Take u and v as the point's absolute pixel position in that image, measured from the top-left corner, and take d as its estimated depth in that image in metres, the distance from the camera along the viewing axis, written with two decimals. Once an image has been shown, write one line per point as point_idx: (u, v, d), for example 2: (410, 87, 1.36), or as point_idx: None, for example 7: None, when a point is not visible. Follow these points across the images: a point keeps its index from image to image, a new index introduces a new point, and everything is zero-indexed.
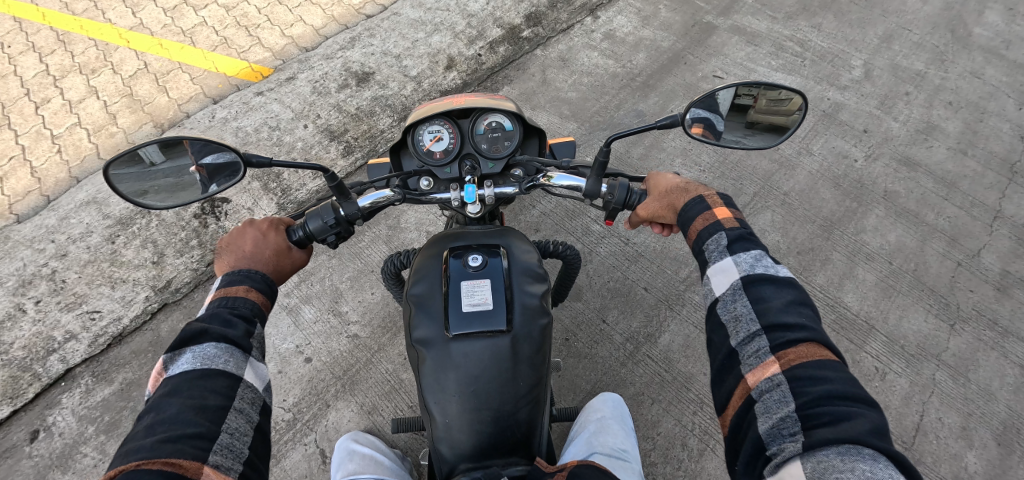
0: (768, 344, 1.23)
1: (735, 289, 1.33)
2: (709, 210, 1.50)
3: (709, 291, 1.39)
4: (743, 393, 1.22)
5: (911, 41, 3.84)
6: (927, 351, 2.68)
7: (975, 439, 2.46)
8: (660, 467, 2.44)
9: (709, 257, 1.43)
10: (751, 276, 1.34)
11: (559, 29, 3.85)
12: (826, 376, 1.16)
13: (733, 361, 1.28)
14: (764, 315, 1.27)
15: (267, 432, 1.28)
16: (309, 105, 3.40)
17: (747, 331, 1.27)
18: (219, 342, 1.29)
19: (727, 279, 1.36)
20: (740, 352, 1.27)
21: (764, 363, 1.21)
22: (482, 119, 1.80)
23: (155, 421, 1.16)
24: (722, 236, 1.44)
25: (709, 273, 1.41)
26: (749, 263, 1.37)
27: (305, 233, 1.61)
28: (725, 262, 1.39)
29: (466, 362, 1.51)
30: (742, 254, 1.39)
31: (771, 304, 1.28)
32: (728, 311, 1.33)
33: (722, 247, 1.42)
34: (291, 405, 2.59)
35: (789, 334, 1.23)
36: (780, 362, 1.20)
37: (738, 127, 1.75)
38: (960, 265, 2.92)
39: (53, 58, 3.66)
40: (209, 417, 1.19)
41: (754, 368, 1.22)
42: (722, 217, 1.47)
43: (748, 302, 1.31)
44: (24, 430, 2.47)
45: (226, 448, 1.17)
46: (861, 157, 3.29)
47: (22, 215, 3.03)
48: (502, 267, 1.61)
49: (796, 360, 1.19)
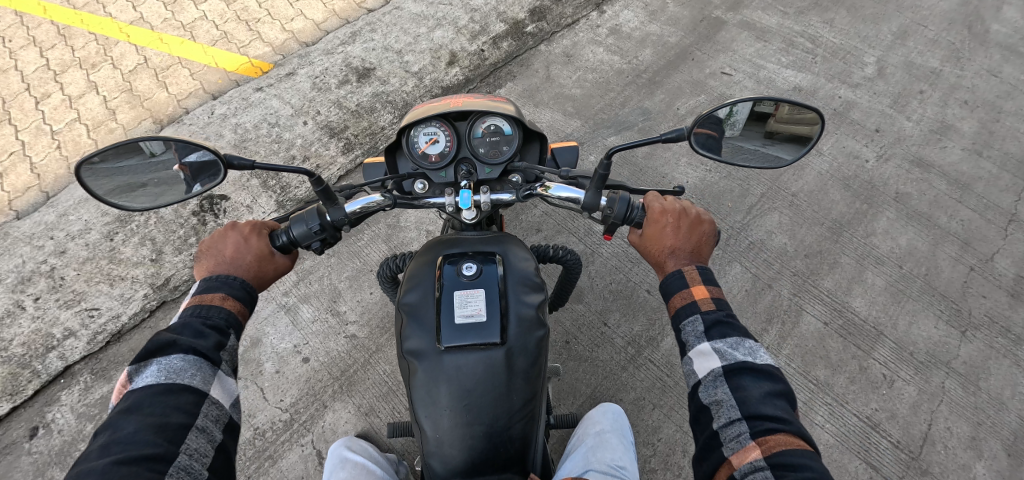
0: (748, 429, 1.24)
1: (715, 375, 1.32)
2: (688, 288, 1.46)
3: (690, 372, 1.38)
4: (724, 473, 1.23)
5: (926, 37, 3.74)
6: (937, 359, 2.61)
7: (985, 449, 2.40)
8: (661, 473, 2.39)
9: (688, 339, 1.41)
10: (732, 364, 1.32)
11: (564, 23, 3.78)
12: (806, 465, 1.16)
13: (714, 442, 1.28)
14: (744, 404, 1.27)
15: (231, 452, 1.28)
16: (309, 101, 3.36)
17: (728, 417, 1.27)
18: (187, 354, 1.28)
19: (707, 364, 1.35)
20: (721, 435, 1.27)
21: (745, 448, 1.22)
22: (480, 122, 1.75)
23: (110, 440, 1.14)
24: (699, 319, 1.41)
25: (689, 355, 1.40)
26: (730, 350, 1.35)
27: (288, 239, 1.56)
28: (705, 347, 1.37)
29: (458, 375, 1.47)
30: (721, 341, 1.37)
31: (749, 393, 1.28)
32: (708, 395, 1.32)
33: (700, 330, 1.40)
34: (288, 406, 2.56)
35: (768, 423, 1.23)
36: (761, 449, 1.20)
37: (757, 137, 1.68)
38: (973, 269, 2.84)
39: (53, 53, 3.63)
40: (168, 436, 1.18)
41: (736, 453, 1.23)
42: (699, 298, 1.44)
43: (729, 388, 1.30)
44: (23, 427, 2.46)
45: (183, 470, 1.16)
46: (872, 158, 3.20)
47: (22, 212, 3.01)
48: (498, 274, 1.57)
49: (776, 447, 1.19)
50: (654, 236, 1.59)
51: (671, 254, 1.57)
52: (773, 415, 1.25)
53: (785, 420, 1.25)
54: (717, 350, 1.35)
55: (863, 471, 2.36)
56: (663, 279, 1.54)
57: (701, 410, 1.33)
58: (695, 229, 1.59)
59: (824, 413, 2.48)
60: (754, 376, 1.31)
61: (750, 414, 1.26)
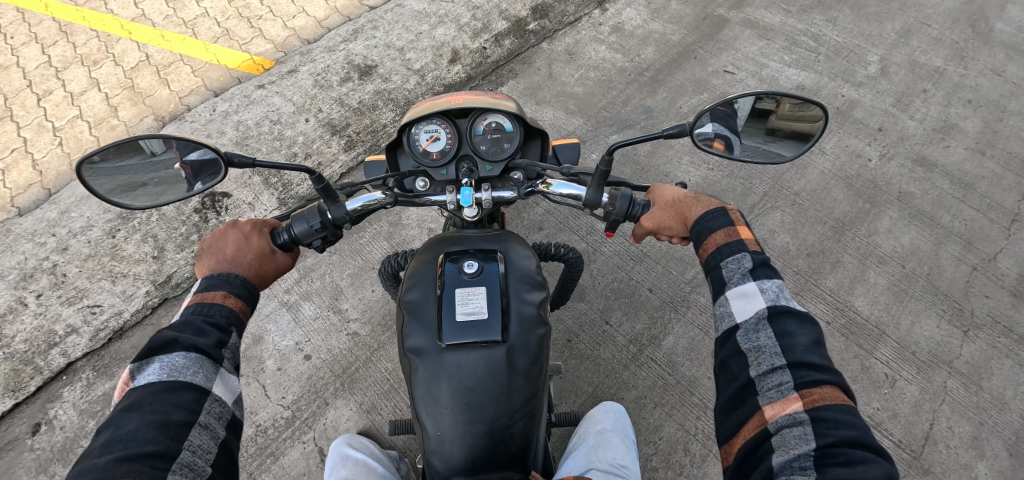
0: (792, 379, 1.20)
1: (759, 318, 1.29)
2: (732, 225, 1.46)
3: (728, 313, 1.35)
4: (757, 423, 1.20)
5: (930, 36, 3.72)
6: (940, 358, 2.61)
7: (987, 449, 2.40)
8: (662, 471, 2.40)
9: (729, 277, 1.38)
10: (776, 307, 1.30)
11: (566, 21, 3.77)
12: (849, 421, 1.14)
13: (749, 390, 1.24)
14: (789, 350, 1.24)
15: (233, 448, 1.27)
16: (311, 98, 3.36)
17: (770, 363, 1.24)
18: (189, 352, 1.28)
19: (750, 305, 1.32)
20: (759, 383, 1.23)
21: (786, 398, 1.19)
22: (481, 118, 1.74)
23: (112, 438, 1.14)
24: (746, 256, 1.39)
25: (729, 294, 1.37)
26: (774, 293, 1.33)
27: (290, 237, 1.57)
28: (749, 287, 1.34)
29: (459, 373, 1.47)
30: (767, 282, 1.35)
31: (795, 340, 1.25)
32: (749, 339, 1.29)
33: (745, 268, 1.38)
34: (289, 403, 2.56)
35: (813, 375, 1.20)
36: (804, 400, 1.17)
37: (757, 133, 1.68)
38: (976, 269, 2.84)
39: (55, 49, 3.63)
40: (170, 433, 1.17)
41: (774, 402, 1.20)
42: (744, 237, 1.44)
43: (771, 333, 1.27)
44: (26, 423, 2.47)
45: (187, 467, 1.16)
46: (874, 157, 3.20)
47: (24, 209, 3.01)
48: (499, 272, 1.57)
49: (820, 401, 1.16)
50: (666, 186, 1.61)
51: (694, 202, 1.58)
52: (817, 365, 1.22)
53: (829, 371, 1.21)
54: (759, 290, 1.33)
55: None
56: (699, 217, 1.51)
57: (738, 354, 1.30)
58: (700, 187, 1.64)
59: None
60: (797, 321, 1.28)
61: (794, 363, 1.22)
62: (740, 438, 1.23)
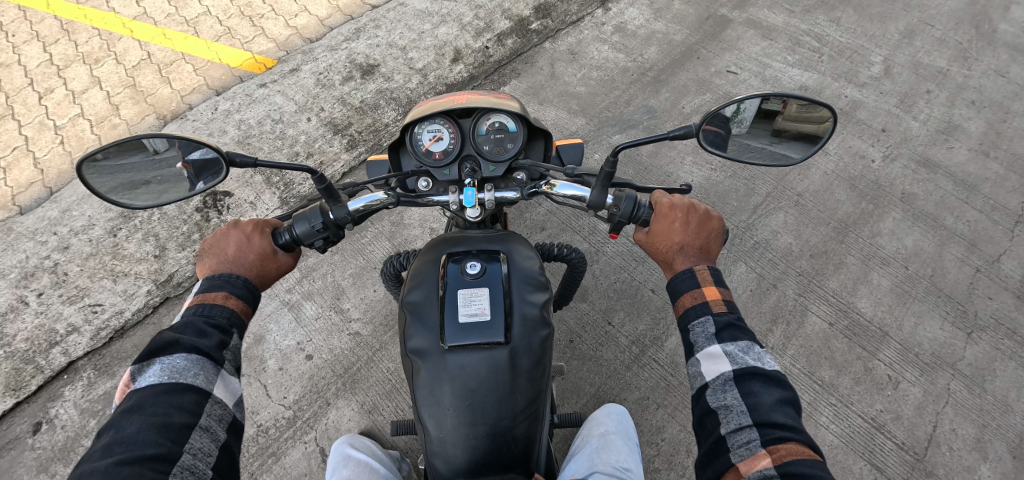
0: (759, 436, 1.22)
1: (726, 379, 1.31)
2: (699, 288, 1.44)
3: (697, 374, 1.36)
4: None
5: (933, 37, 3.71)
6: (943, 360, 2.60)
7: (990, 451, 2.39)
8: (665, 473, 2.39)
9: (696, 339, 1.40)
10: (743, 369, 1.31)
11: (569, 21, 3.76)
12: (817, 474, 1.15)
13: (720, 447, 1.26)
14: (756, 410, 1.26)
15: (233, 451, 1.27)
16: (313, 97, 3.35)
17: (738, 422, 1.26)
18: (190, 354, 1.27)
19: (717, 367, 1.33)
20: (728, 441, 1.25)
21: (755, 455, 1.20)
22: (484, 118, 1.74)
23: (113, 440, 1.14)
24: (710, 321, 1.40)
25: (697, 356, 1.38)
26: (740, 354, 1.34)
27: (291, 237, 1.56)
28: (715, 349, 1.36)
29: (461, 374, 1.46)
30: (731, 344, 1.36)
31: (760, 400, 1.27)
32: (718, 399, 1.31)
33: (710, 332, 1.39)
34: (291, 403, 2.56)
35: (780, 431, 1.22)
36: (772, 457, 1.19)
37: (763, 135, 1.67)
38: (979, 271, 2.83)
39: (57, 47, 3.62)
40: (172, 436, 1.17)
41: (744, 459, 1.21)
42: (711, 298, 1.42)
43: (738, 393, 1.29)
44: (26, 423, 2.46)
45: (188, 470, 1.16)
46: (878, 158, 3.19)
47: (25, 207, 3.00)
48: (502, 273, 1.56)
49: (788, 456, 1.18)
50: (662, 232, 1.56)
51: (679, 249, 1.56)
52: (782, 423, 1.24)
53: (796, 429, 1.23)
54: (726, 351, 1.34)
55: (867, 473, 2.35)
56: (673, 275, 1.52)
57: (708, 413, 1.32)
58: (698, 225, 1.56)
59: (828, 414, 2.48)
60: (763, 381, 1.30)
61: (761, 422, 1.24)
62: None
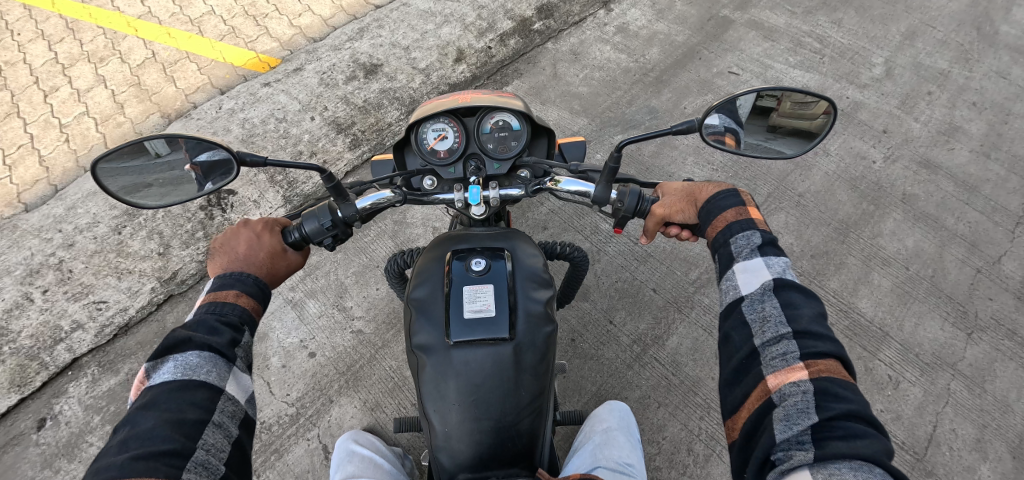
0: (797, 349, 1.22)
1: (765, 289, 1.32)
2: (743, 206, 1.49)
3: (734, 286, 1.37)
4: (761, 392, 1.21)
5: (935, 38, 3.72)
6: (943, 360, 2.61)
7: (990, 451, 2.40)
8: (665, 471, 2.40)
9: (737, 252, 1.41)
10: (782, 280, 1.33)
11: (571, 22, 3.78)
12: (849, 395, 1.14)
13: (753, 360, 1.26)
14: (794, 321, 1.26)
15: (245, 447, 1.28)
16: (316, 96, 3.36)
17: (775, 332, 1.26)
18: (202, 351, 1.29)
19: (757, 278, 1.34)
20: (763, 352, 1.25)
21: (790, 367, 1.19)
22: (488, 117, 1.75)
23: (129, 436, 1.15)
24: (755, 233, 1.42)
25: (736, 268, 1.39)
26: (781, 268, 1.36)
27: (300, 235, 1.58)
28: (756, 261, 1.37)
29: (467, 370, 1.48)
30: (774, 259, 1.38)
31: (800, 313, 1.27)
32: (754, 310, 1.31)
33: (753, 245, 1.41)
34: (294, 400, 2.57)
35: (818, 347, 1.21)
36: (808, 369, 1.18)
37: (759, 131, 1.69)
38: (980, 272, 2.84)
39: (62, 46, 3.64)
40: (185, 432, 1.18)
41: (777, 371, 1.20)
42: (755, 217, 1.47)
43: (777, 304, 1.29)
44: (31, 419, 2.47)
45: (201, 466, 1.16)
46: (879, 159, 3.20)
47: (31, 204, 3.02)
48: (507, 270, 1.57)
49: (824, 371, 1.17)
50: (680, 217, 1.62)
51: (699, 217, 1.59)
52: (821, 335, 1.23)
53: (833, 345, 1.22)
54: (767, 264, 1.36)
55: None
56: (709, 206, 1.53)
57: (742, 325, 1.32)
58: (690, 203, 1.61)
59: None
60: (799, 295, 1.31)
61: (798, 332, 1.24)
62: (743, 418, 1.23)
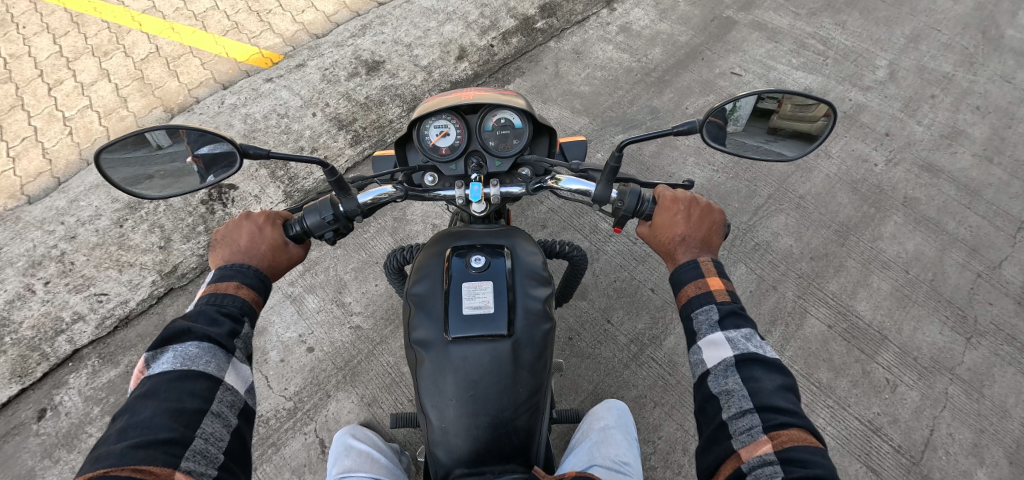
0: (761, 422, 1.22)
1: (727, 365, 1.31)
2: (702, 278, 1.45)
3: (699, 361, 1.35)
4: (732, 465, 1.21)
5: (939, 41, 3.71)
6: (941, 365, 2.60)
7: (987, 456, 2.39)
8: (660, 471, 2.40)
9: (699, 327, 1.39)
10: (743, 355, 1.31)
11: (574, 20, 3.78)
12: (816, 461, 1.15)
13: (722, 434, 1.26)
14: (757, 395, 1.26)
15: (245, 435, 1.29)
16: (318, 92, 3.37)
17: (739, 407, 1.25)
18: (202, 342, 1.30)
19: (718, 354, 1.33)
20: (730, 426, 1.25)
21: (756, 441, 1.20)
22: (491, 115, 1.76)
23: (128, 425, 1.16)
24: (714, 309, 1.39)
25: (700, 343, 1.37)
26: (742, 341, 1.34)
27: (302, 229, 1.59)
28: (716, 336, 1.35)
29: (464, 366, 1.48)
30: (733, 331, 1.36)
31: (762, 385, 1.27)
32: (719, 384, 1.30)
33: (714, 320, 1.38)
34: (292, 394, 2.58)
35: (781, 417, 1.22)
36: (773, 443, 1.18)
37: (760, 133, 1.67)
38: (980, 276, 2.83)
39: (67, 40, 3.66)
40: (184, 421, 1.19)
41: (746, 446, 1.21)
42: (714, 289, 1.42)
43: (739, 378, 1.29)
44: (32, 409, 2.49)
45: (200, 454, 1.18)
46: (881, 162, 3.19)
47: (34, 196, 3.04)
48: (507, 267, 1.58)
49: (789, 442, 1.18)
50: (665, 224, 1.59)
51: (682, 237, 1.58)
52: (784, 408, 1.24)
53: (795, 414, 1.23)
54: (728, 335, 1.35)
55: (863, 475, 2.35)
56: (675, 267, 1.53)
57: (710, 398, 1.31)
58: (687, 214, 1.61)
59: (826, 416, 2.48)
60: (759, 362, 1.30)
61: (762, 406, 1.24)
62: None
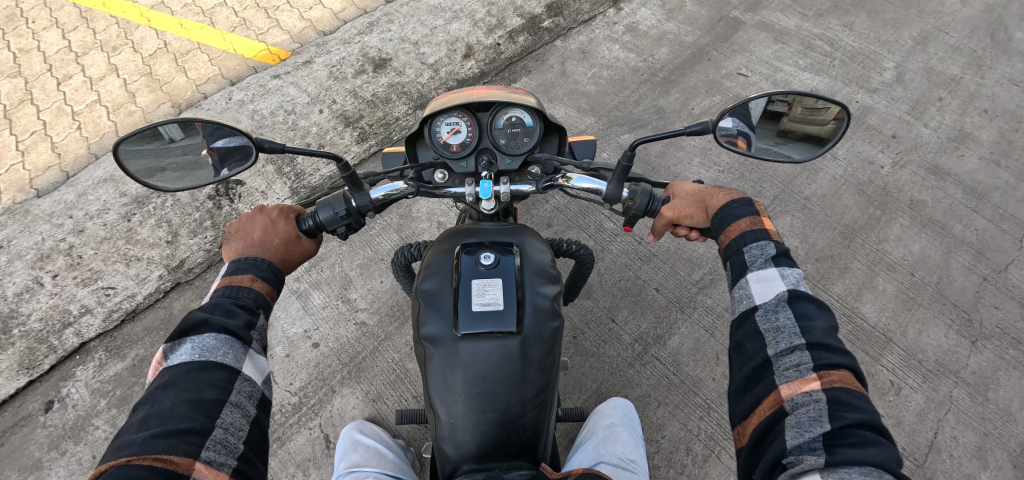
0: (810, 360, 1.20)
1: (780, 301, 1.30)
2: (757, 216, 1.46)
3: (747, 295, 1.35)
4: (773, 400, 1.19)
5: (947, 44, 3.70)
6: (946, 367, 2.60)
7: (991, 459, 2.39)
8: (664, 470, 2.41)
9: (750, 261, 1.39)
10: (796, 293, 1.31)
11: (580, 20, 3.78)
12: (862, 406, 1.13)
13: (766, 368, 1.24)
14: (808, 333, 1.24)
15: (263, 424, 1.31)
16: (325, 89, 3.38)
17: (788, 343, 1.24)
18: (219, 334, 1.30)
19: (771, 288, 1.32)
20: (776, 362, 1.23)
21: (803, 377, 1.18)
22: (502, 113, 1.77)
23: (149, 414, 1.17)
24: (770, 244, 1.40)
25: (750, 277, 1.37)
26: (794, 279, 1.33)
27: (315, 223, 1.61)
28: (771, 272, 1.35)
29: (473, 362, 1.49)
30: (787, 269, 1.35)
31: (814, 326, 1.26)
32: (768, 320, 1.29)
33: (768, 255, 1.38)
34: (297, 389, 2.60)
35: (829, 358, 1.20)
36: (821, 380, 1.17)
37: (769, 135, 1.68)
38: (986, 280, 2.82)
39: (76, 35, 3.68)
40: (204, 411, 1.20)
41: (790, 381, 1.19)
42: (768, 227, 1.44)
43: (790, 315, 1.28)
44: (40, 400, 2.51)
45: (220, 444, 1.18)
46: (887, 164, 3.19)
47: (42, 190, 3.06)
48: (515, 265, 1.59)
49: (838, 382, 1.16)
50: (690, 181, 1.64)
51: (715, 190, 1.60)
52: (834, 348, 1.22)
53: (846, 355, 1.21)
54: (778, 272, 1.35)
55: None
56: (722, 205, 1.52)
57: (755, 334, 1.30)
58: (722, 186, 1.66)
59: None
60: (809, 304, 1.29)
61: (812, 343, 1.23)
62: (754, 421, 1.22)
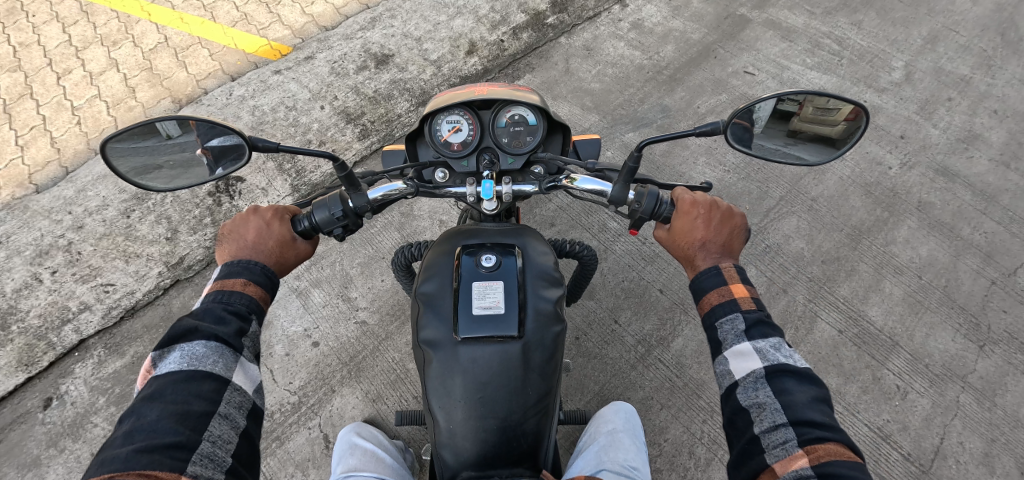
0: (795, 436, 1.18)
1: (757, 376, 1.28)
2: (726, 285, 1.42)
3: (726, 372, 1.33)
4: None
5: (957, 43, 3.65)
6: (953, 372, 2.57)
7: (997, 466, 2.36)
8: (666, 474, 2.38)
9: (725, 337, 1.36)
10: (773, 366, 1.28)
11: (585, 16, 3.74)
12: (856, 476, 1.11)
13: (754, 448, 1.23)
14: (791, 408, 1.22)
15: (254, 436, 1.28)
16: (327, 85, 3.35)
17: (772, 421, 1.22)
18: (209, 341, 1.28)
19: (747, 365, 1.30)
20: (763, 440, 1.22)
21: (791, 456, 1.17)
22: (504, 111, 1.74)
23: (135, 426, 1.14)
24: (739, 317, 1.37)
25: (726, 355, 1.35)
26: (771, 351, 1.31)
27: (310, 224, 1.57)
28: (745, 346, 1.33)
29: (474, 367, 1.46)
30: (762, 341, 1.33)
31: (795, 398, 1.24)
32: (749, 397, 1.28)
33: (739, 329, 1.35)
34: (296, 389, 2.57)
35: (815, 431, 1.18)
36: (808, 457, 1.15)
37: (779, 135, 1.65)
38: (995, 283, 2.78)
39: (76, 29, 3.65)
40: (191, 424, 1.17)
41: (780, 460, 1.18)
42: (739, 296, 1.40)
43: (770, 391, 1.26)
44: (38, 398, 2.49)
45: (207, 458, 1.16)
46: (895, 165, 3.14)
47: (42, 185, 3.03)
48: (517, 267, 1.56)
49: (825, 456, 1.14)
50: (684, 229, 1.55)
51: (701, 246, 1.54)
52: (820, 422, 1.20)
53: (833, 428, 1.19)
54: (751, 346, 1.32)
55: None
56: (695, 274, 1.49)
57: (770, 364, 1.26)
58: (724, 224, 1.55)
59: None
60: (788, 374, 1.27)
61: (796, 420, 1.21)
62: None
